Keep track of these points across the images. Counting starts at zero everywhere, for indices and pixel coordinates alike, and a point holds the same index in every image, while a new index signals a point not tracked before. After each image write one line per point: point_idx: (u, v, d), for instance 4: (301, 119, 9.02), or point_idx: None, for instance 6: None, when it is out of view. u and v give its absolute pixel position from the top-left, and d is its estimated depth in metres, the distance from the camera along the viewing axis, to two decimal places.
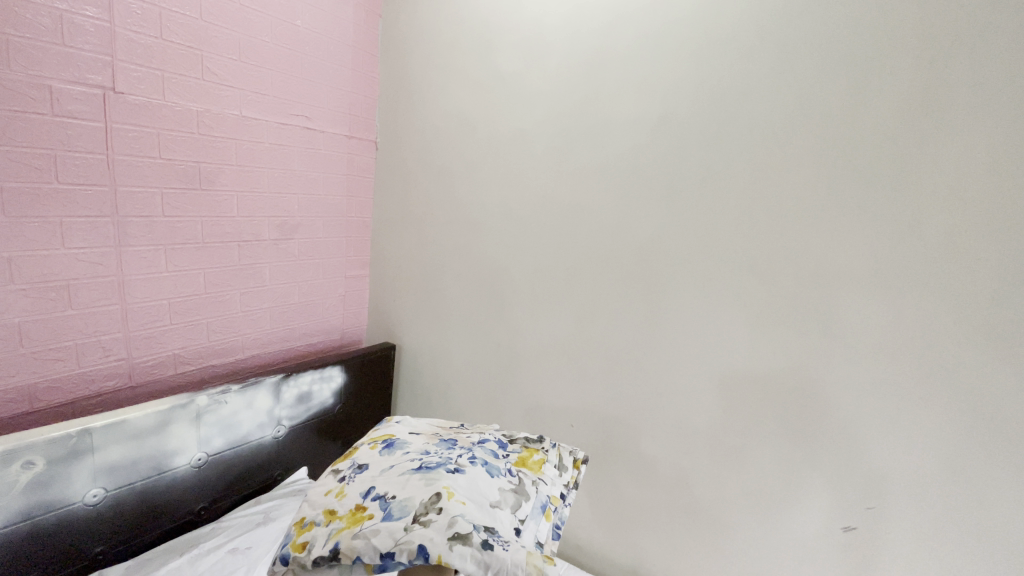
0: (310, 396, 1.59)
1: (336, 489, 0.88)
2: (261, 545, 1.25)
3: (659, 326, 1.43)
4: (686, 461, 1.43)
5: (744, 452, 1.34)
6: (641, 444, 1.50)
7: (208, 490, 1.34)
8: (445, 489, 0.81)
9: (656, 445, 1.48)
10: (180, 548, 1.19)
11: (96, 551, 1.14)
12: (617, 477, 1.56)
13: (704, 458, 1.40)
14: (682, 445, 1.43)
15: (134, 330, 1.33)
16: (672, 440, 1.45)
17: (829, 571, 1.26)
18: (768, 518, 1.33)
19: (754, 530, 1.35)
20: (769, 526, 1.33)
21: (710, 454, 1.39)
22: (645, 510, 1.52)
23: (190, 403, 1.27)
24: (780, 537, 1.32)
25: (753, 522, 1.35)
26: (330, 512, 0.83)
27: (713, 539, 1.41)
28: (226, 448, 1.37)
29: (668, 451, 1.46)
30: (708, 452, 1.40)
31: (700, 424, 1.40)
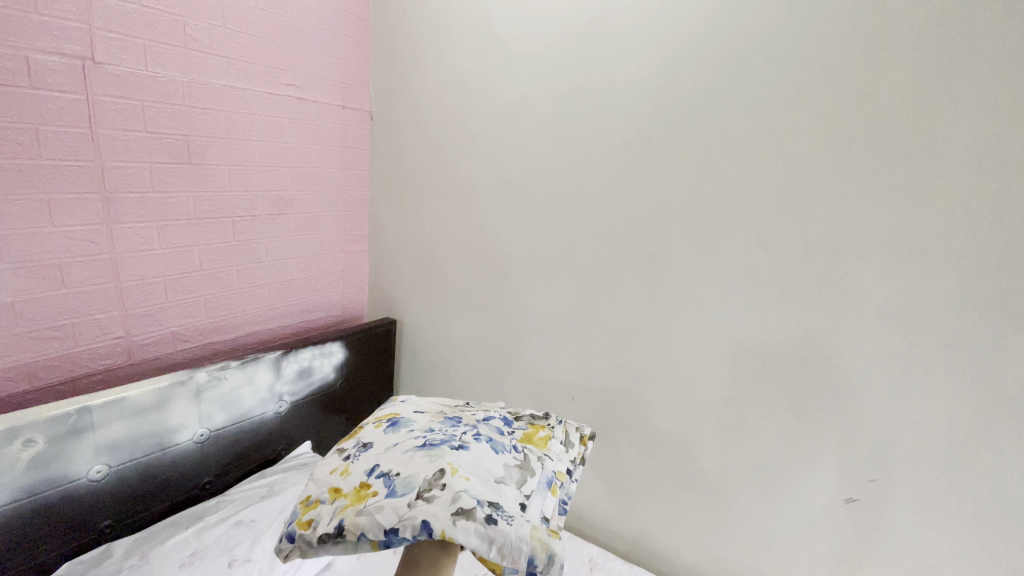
0: (311, 371, 1.59)
1: (341, 468, 0.87)
2: (266, 517, 1.25)
3: (662, 297, 1.40)
4: (688, 433, 1.43)
5: (749, 424, 1.33)
6: (644, 416, 1.49)
7: (214, 464, 1.36)
8: (449, 465, 0.80)
9: (658, 416, 1.47)
10: (186, 521, 1.21)
11: (103, 524, 1.16)
12: (621, 449, 1.55)
13: (707, 429, 1.39)
14: (683, 417, 1.42)
15: (131, 308, 1.32)
16: (673, 411, 1.44)
17: (828, 540, 1.27)
18: (772, 490, 1.32)
19: (754, 500, 1.36)
20: (769, 496, 1.33)
21: (713, 426, 1.38)
22: (648, 481, 1.53)
23: (190, 379, 1.27)
24: (781, 507, 1.32)
25: (753, 492, 1.35)
26: (335, 489, 0.81)
27: (715, 510, 1.42)
28: (228, 424, 1.38)
29: (671, 423, 1.45)
30: (710, 425, 1.39)
31: (702, 396, 1.39)
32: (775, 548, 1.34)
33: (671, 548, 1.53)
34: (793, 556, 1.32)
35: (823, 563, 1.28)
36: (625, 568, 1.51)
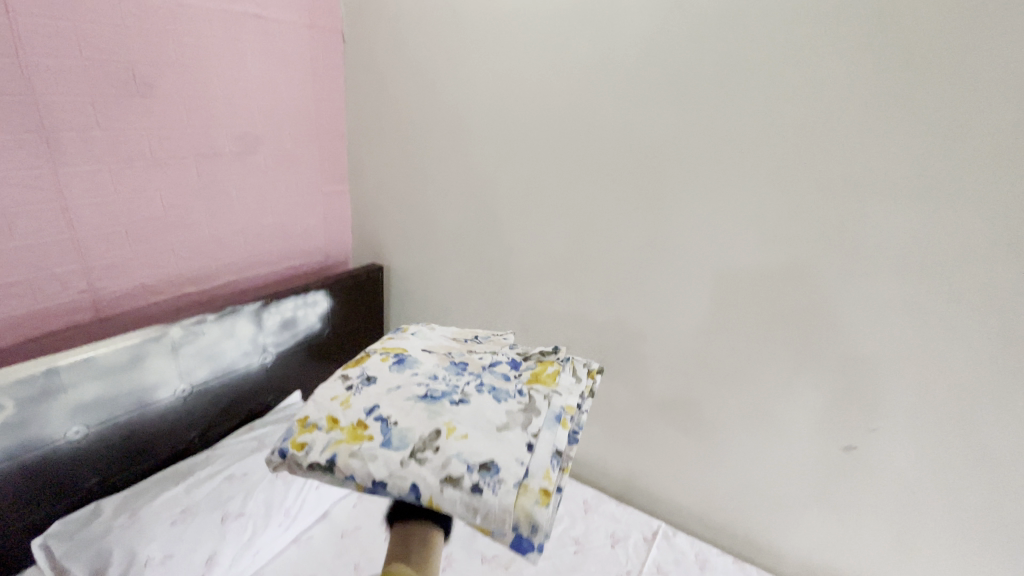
0: (296, 322, 1.53)
1: (341, 396, 0.82)
2: (259, 470, 1.23)
3: (664, 242, 1.30)
4: (687, 382, 1.39)
5: (750, 374, 1.29)
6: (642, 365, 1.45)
7: (200, 418, 1.33)
8: (446, 425, 0.75)
9: (657, 365, 1.43)
10: (175, 477, 1.17)
11: (89, 483, 1.13)
12: (617, 397, 1.53)
13: (707, 379, 1.36)
14: (683, 366, 1.38)
15: (90, 260, 1.22)
16: (673, 361, 1.40)
17: (819, 482, 1.28)
18: (770, 438, 1.31)
19: (749, 445, 1.35)
20: (764, 441, 1.32)
21: (714, 375, 1.34)
22: (644, 429, 1.52)
23: (164, 335, 1.21)
24: (775, 451, 1.32)
25: (748, 437, 1.34)
26: (332, 421, 0.77)
27: (710, 457, 1.42)
28: (212, 378, 1.33)
29: (670, 372, 1.41)
30: (710, 374, 1.35)
31: (703, 346, 1.33)
32: (767, 492, 1.36)
33: (665, 492, 1.53)
34: (787, 500, 1.34)
35: (815, 506, 1.30)
36: (620, 510, 1.44)
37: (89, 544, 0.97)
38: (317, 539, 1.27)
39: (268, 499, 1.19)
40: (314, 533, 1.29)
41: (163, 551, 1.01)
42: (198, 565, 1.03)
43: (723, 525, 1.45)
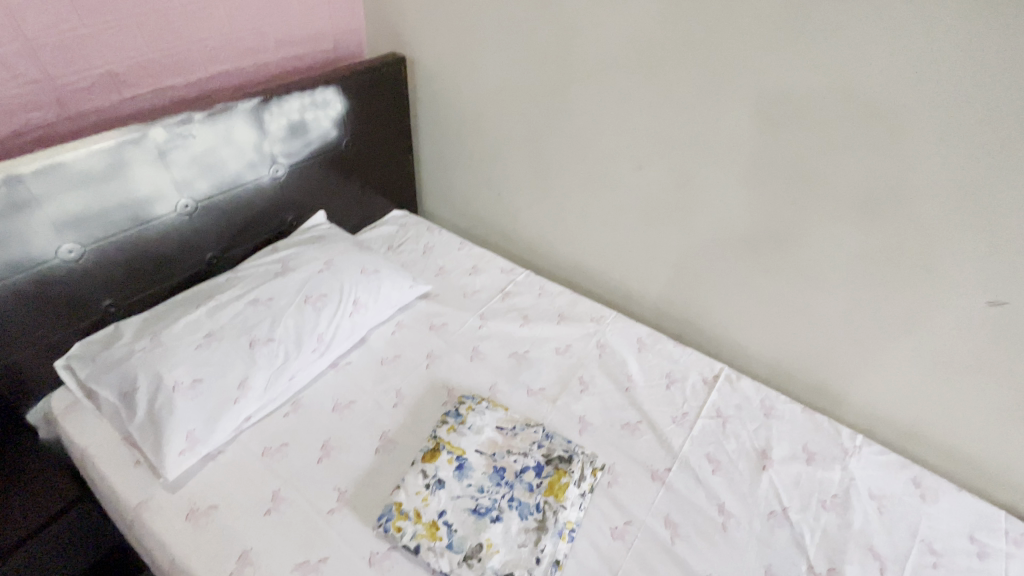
0: (305, 128, 1.28)
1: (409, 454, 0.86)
2: (284, 296, 1.12)
3: (811, 10, 0.89)
4: (789, 212, 1.07)
5: (893, 205, 0.95)
6: (733, 189, 1.12)
7: (213, 239, 1.19)
8: (487, 538, 0.85)
9: (752, 190, 1.10)
10: (197, 300, 1.09)
11: (105, 304, 1.05)
12: (691, 230, 1.23)
13: (819, 208, 1.03)
14: (790, 190, 1.05)
15: (34, 35, 0.94)
16: (777, 184, 1.06)
17: (945, 350, 1.01)
18: (890, 286, 1.02)
19: (860, 299, 1.07)
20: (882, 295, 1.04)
21: (829, 203, 1.02)
22: (719, 269, 1.24)
23: (144, 138, 1.00)
24: (890, 307, 1.04)
25: (865, 290, 1.06)
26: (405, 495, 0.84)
27: (803, 304, 1.15)
28: (217, 193, 1.15)
29: (769, 199, 1.08)
30: (828, 203, 1.02)
31: (829, 165, 0.99)
32: (870, 350, 1.11)
33: (731, 340, 1.32)
34: (891, 359, 1.09)
35: (926, 368, 1.06)
36: (678, 349, 1.25)
37: (114, 367, 0.96)
38: (355, 365, 1.16)
39: (298, 326, 1.08)
40: (352, 358, 1.17)
41: (192, 375, 0.95)
42: (231, 389, 0.97)
43: (806, 380, 1.24)
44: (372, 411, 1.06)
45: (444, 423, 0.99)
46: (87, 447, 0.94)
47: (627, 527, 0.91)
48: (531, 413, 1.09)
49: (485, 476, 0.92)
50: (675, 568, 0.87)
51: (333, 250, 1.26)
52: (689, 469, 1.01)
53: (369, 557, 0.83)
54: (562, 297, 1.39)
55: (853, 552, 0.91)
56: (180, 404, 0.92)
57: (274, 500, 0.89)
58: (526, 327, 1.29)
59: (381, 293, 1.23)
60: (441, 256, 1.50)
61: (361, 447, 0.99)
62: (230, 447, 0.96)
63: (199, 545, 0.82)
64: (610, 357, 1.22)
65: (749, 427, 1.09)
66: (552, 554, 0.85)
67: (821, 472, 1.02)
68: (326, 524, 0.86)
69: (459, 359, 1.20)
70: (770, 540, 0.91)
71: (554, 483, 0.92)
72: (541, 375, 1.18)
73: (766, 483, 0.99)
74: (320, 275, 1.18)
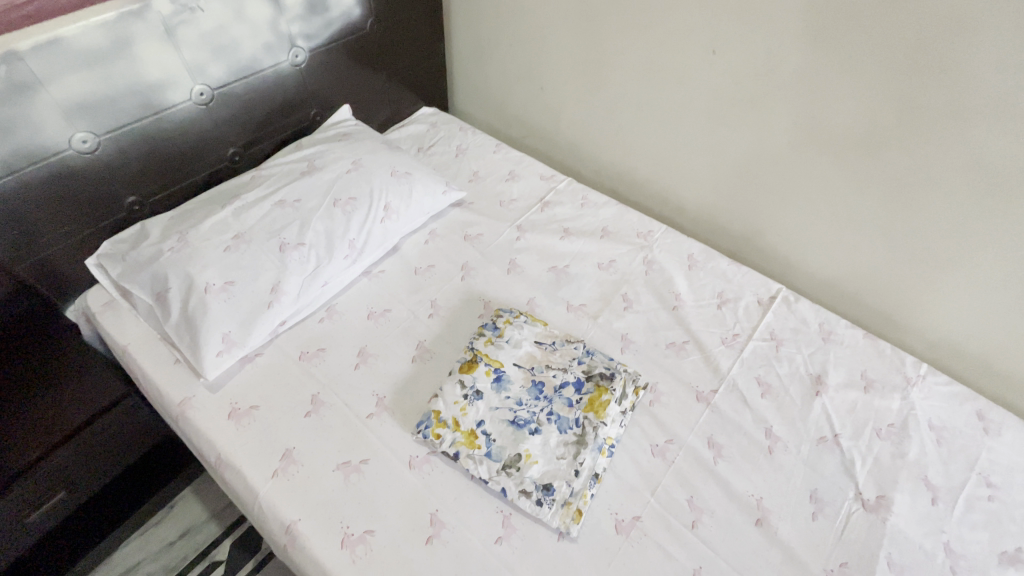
0: (324, 3, 1.14)
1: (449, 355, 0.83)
2: (312, 198, 1.05)
3: None
4: (892, 111, 0.92)
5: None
6: (824, 83, 0.97)
7: (233, 134, 1.12)
8: (526, 449, 0.83)
9: (847, 86, 0.94)
10: (222, 199, 1.03)
11: (129, 202, 1.00)
12: (764, 133, 1.10)
13: (929, 108, 0.88)
14: (895, 86, 0.90)
15: None
16: (880, 78, 0.90)
17: None
18: (997, 202, 0.89)
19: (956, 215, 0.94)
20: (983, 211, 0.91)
21: (941, 103, 0.87)
22: (790, 180, 1.12)
23: (148, 10, 0.88)
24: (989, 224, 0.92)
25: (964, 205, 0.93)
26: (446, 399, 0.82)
27: (885, 223, 1.03)
28: (233, 80, 1.05)
29: (867, 97, 0.94)
30: (945, 97, 0.86)
31: (958, 50, 0.81)
32: (955, 277, 1.00)
33: (791, 261, 1.23)
34: (980, 286, 0.98)
35: (1016, 296, 0.95)
36: (732, 268, 1.16)
37: (144, 267, 0.93)
38: (389, 274, 1.11)
39: (329, 231, 1.02)
40: (385, 267, 1.12)
41: (223, 277, 0.92)
42: (264, 293, 0.94)
43: (870, 306, 1.15)
44: (407, 320, 1.02)
45: (481, 336, 0.95)
46: (127, 345, 0.94)
47: (669, 446, 0.89)
48: (569, 328, 1.04)
49: (524, 390, 0.89)
50: (717, 488, 0.84)
51: (361, 149, 1.16)
52: (736, 391, 0.96)
53: (409, 462, 0.83)
54: (606, 209, 1.29)
55: (905, 481, 0.86)
56: (214, 306, 0.90)
57: (313, 403, 0.88)
58: (567, 241, 1.20)
59: (414, 198, 1.14)
60: (475, 161, 1.39)
61: (398, 356, 0.97)
62: (267, 351, 0.95)
63: (244, 442, 0.83)
64: (657, 274, 1.15)
65: (804, 351, 1.02)
66: (591, 467, 0.83)
67: (877, 400, 0.96)
68: (366, 429, 0.86)
69: (497, 272, 1.13)
70: (817, 465, 0.87)
71: (595, 399, 0.88)
72: (582, 291, 1.11)
73: (818, 409, 0.94)
74: (349, 176, 1.09)
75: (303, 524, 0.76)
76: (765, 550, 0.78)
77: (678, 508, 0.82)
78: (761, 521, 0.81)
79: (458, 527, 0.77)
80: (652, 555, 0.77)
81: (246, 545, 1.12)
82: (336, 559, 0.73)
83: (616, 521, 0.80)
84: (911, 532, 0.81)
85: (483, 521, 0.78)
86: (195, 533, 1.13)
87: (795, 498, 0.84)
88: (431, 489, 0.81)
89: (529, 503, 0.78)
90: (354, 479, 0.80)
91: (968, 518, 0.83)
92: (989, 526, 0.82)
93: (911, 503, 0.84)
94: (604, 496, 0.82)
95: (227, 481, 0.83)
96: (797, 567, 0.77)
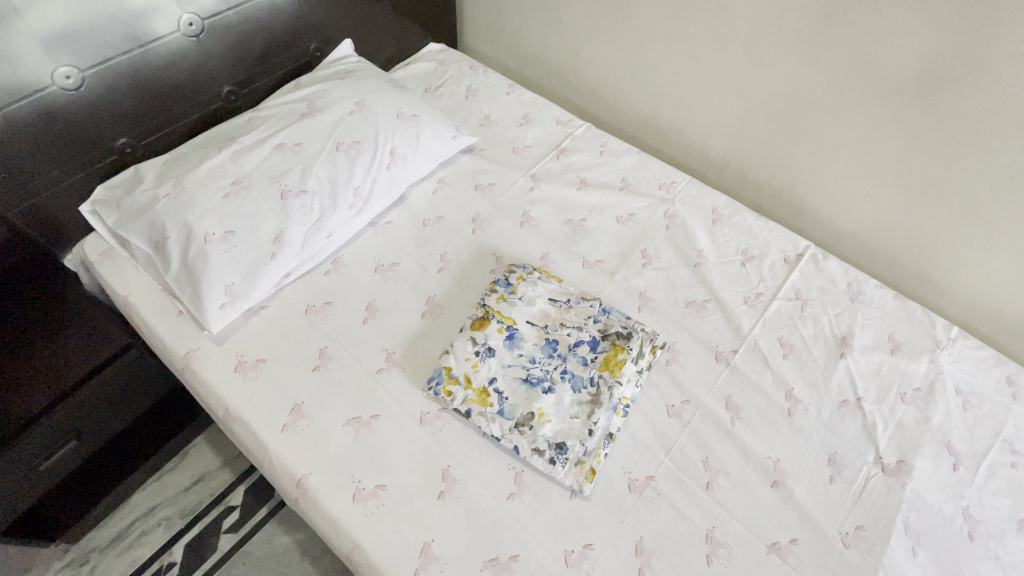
0: None
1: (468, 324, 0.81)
2: (313, 142, 0.98)
3: None
4: (956, 47, 0.82)
5: None
6: (879, 17, 0.87)
7: (226, 70, 1.04)
8: (539, 408, 0.80)
9: (907, 16, 0.84)
10: (218, 142, 0.97)
11: (121, 144, 0.94)
12: (805, 74, 1.01)
13: (1000, 44, 0.78)
14: (962, 20, 0.80)
15: None
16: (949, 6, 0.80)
17: None
18: None
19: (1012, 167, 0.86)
20: None
21: (1013, 41, 0.77)
22: (829, 128, 1.03)
23: None
24: None
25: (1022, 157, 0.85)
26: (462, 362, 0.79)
27: (933, 176, 0.95)
28: (224, 9, 0.97)
29: (929, 30, 0.84)
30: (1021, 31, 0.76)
31: None
32: (1003, 237, 0.93)
33: (820, 217, 1.16)
34: None
35: None
36: (758, 224, 1.10)
37: (140, 214, 0.88)
38: (396, 225, 1.05)
39: (332, 177, 0.96)
40: (392, 218, 1.07)
41: (223, 226, 0.88)
42: (266, 244, 0.90)
43: (902, 266, 1.09)
44: (417, 274, 0.98)
45: (493, 292, 0.91)
46: (128, 295, 0.91)
47: (685, 406, 0.86)
48: (584, 285, 1.00)
49: (538, 347, 0.86)
50: (733, 449, 0.83)
51: (364, 89, 1.08)
52: (757, 352, 0.93)
53: (420, 418, 0.82)
54: (627, 157, 1.21)
55: (927, 446, 0.84)
56: (214, 257, 0.86)
57: (321, 357, 0.86)
58: (584, 191, 1.14)
59: (421, 144, 1.07)
60: (486, 103, 1.30)
61: (407, 311, 0.93)
62: (272, 303, 0.92)
63: (252, 396, 0.82)
64: (678, 229, 1.09)
65: (831, 312, 0.98)
66: (605, 427, 0.81)
67: (904, 363, 0.92)
68: (376, 384, 0.84)
69: (509, 225, 1.08)
70: (838, 428, 0.85)
71: (610, 358, 0.85)
72: (599, 246, 1.06)
73: (842, 371, 0.91)
74: (352, 118, 1.02)
75: (314, 477, 0.75)
76: (780, 512, 0.77)
77: (692, 468, 0.80)
78: (777, 483, 0.79)
79: (469, 483, 0.76)
80: (665, 514, 0.76)
81: (258, 492, 1.16)
82: (347, 513, 0.73)
83: (629, 480, 0.79)
84: (929, 497, 0.79)
85: (495, 478, 0.77)
86: (209, 480, 1.16)
87: (812, 461, 0.82)
88: (443, 445, 0.79)
89: (541, 462, 0.77)
90: (364, 435, 0.79)
91: (990, 485, 0.81)
92: (1009, 492, 0.81)
93: (931, 468, 0.82)
94: (618, 455, 0.81)
95: (236, 434, 0.82)
96: (811, 529, 0.76)
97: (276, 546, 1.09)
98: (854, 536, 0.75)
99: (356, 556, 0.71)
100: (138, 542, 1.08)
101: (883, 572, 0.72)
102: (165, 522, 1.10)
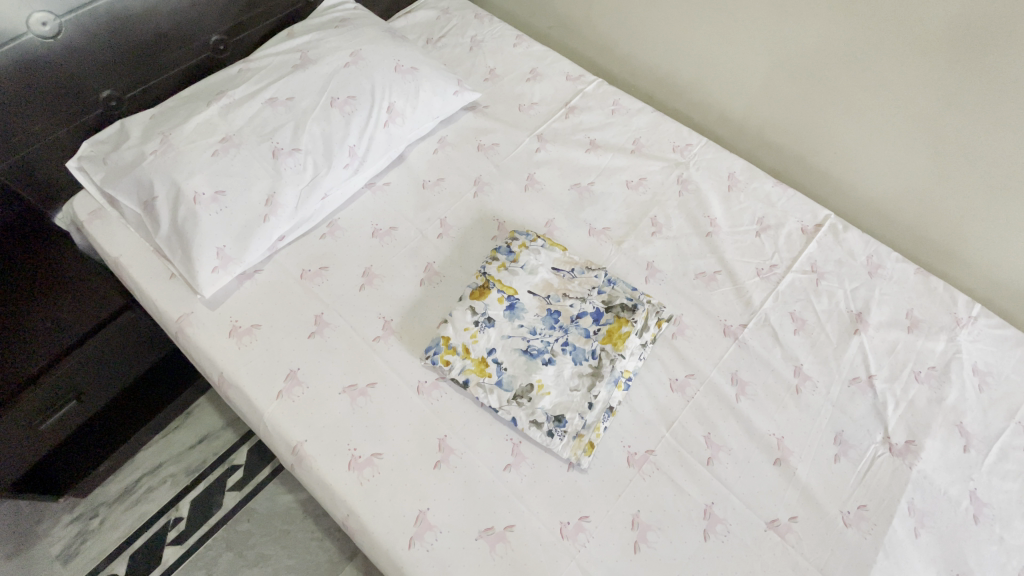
0: None
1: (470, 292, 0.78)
2: (306, 96, 0.92)
3: None
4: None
5: None
6: None
7: (212, 17, 0.97)
8: (538, 381, 0.78)
9: None
10: (206, 96, 0.91)
11: (106, 97, 0.90)
12: (840, 26, 0.92)
13: None
14: None
15: None
16: None
17: None
18: None
19: None
20: None
21: None
22: (861, 87, 0.95)
23: None
24: None
25: None
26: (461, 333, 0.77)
27: (965, 142, 0.89)
28: None
29: None
30: None
31: None
32: None
33: (844, 184, 1.08)
34: None
35: None
36: (777, 191, 1.04)
37: (127, 172, 0.85)
38: (394, 187, 1.01)
39: (325, 134, 0.91)
40: (391, 178, 1.02)
41: (213, 186, 0.84)
42: (258, 206, 0.86)
43: (928, 239, 1.02)
44: (415, 240, 0.95)
45: (493, 260, 0.88)
46: (120, 257, 0.89)
47: (689, 381, 0.84)
48: (590, 253, 0.96)
49: (539, 318, 0.83)
50: (737, 426, 0.81)
51: (360, 38, 1.01)
52: (767, 326, 0.89)
53: (418, 387, 0.80)
54: (640, 117, 1.14)
55: (938, 427, 0.81)
56: (204, 218, 0.82)
57: (317, 324, 0.84)
58: (594, 153, 1.08)
59: (421, 100, 1.01)
60: (492, 55, 1.22)
61: (404, 277, 0.90)
62: (266, 267, 0.89)
63: (245, 362, 0.80)
64: (691, 195, 1.03)
65: (847, 286, 0.94)
66: (606, 401, 0.79)
67: (920, 341, 0.88)
68: (372, 352, 0.83)
69: (513, 189, 1.03)
70: (846, 407, 0.83)
71: (613, 331, 0.82)
72: (607, 213, 1.01)
73: (855, 348, 0.87)
74: (347, 71, 0.96)
75: (309, 445, 0.75)
76: (781, 490, 0.76)
77: (694, 444, 0.79)
78: (780, 461, 0.78)
79: (466, 453, 0.76)
80: (663, 488, 0.75)
81: (260, 452, 1.17)
82: (343, 481, 0.73)
83: (628, 454, 0.77)
84: (936, 478, 0.77)
85: (492, 448, 0.76)
86: (212, 439, 1.18)
87: (818, 440, 0.80)
88: (439, 414, 0.78)
89: (539, 435, 0.75)
90: (361, 403, 0.78)
91: (1000, 468, 0.79)
92: (1020, 476, 0.78)
93: (941, 450, 0.79)
94: (618, 429, 0.79)
95: (232, 399, 0.81)
96: (811, 507, 0.74)
97: (279, 504, 1.11)
98: (856, 515, 0.74)
99: (350, 523, 0.71)
100: (145, 497, 1.11)
101: (882, 551, 0.72)
102: (171, 480, 1.13)
